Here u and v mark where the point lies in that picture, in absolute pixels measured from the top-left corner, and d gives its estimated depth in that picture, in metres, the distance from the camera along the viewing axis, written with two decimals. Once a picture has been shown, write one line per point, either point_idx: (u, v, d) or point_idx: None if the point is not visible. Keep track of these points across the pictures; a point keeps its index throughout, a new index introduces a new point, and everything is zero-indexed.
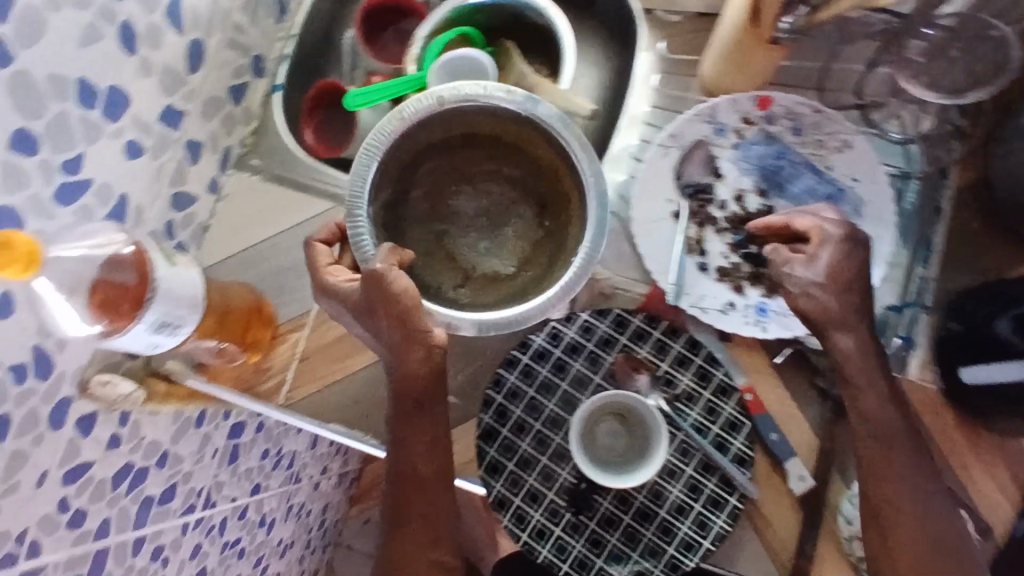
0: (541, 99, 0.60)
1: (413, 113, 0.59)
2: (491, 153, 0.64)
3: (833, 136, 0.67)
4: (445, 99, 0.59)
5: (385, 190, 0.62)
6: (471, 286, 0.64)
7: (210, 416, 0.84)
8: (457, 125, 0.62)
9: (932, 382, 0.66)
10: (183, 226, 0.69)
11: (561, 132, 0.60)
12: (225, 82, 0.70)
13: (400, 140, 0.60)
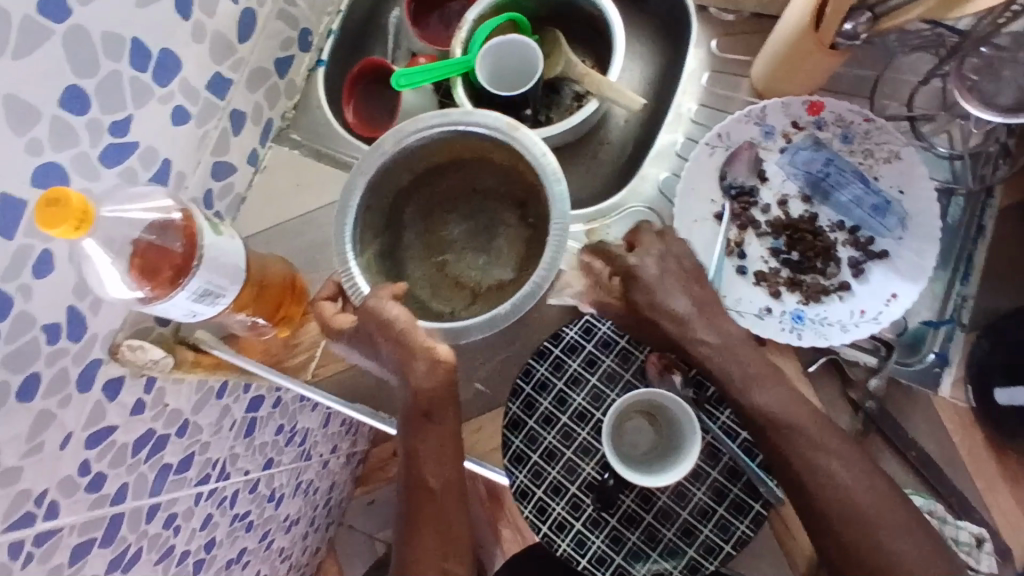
0: (470, 111, 0.63)
1: (372, 166, 0.64)
2: (464, 178, 0.71)
3: (883, 146, 0.66)
4: (393, 146, 0.64)
5: (372, 243, 0.67)
6: (478, 302, 0.68)
7: (231, 388, 0.84)
8: (417, 163, 0.68)
9: (963, 401, 0.65)
10: (221, 197, 0.68)
11: (507, 132, 0.63)
12: (272, 54, 0.70)
13: (372, 190, 0.65)
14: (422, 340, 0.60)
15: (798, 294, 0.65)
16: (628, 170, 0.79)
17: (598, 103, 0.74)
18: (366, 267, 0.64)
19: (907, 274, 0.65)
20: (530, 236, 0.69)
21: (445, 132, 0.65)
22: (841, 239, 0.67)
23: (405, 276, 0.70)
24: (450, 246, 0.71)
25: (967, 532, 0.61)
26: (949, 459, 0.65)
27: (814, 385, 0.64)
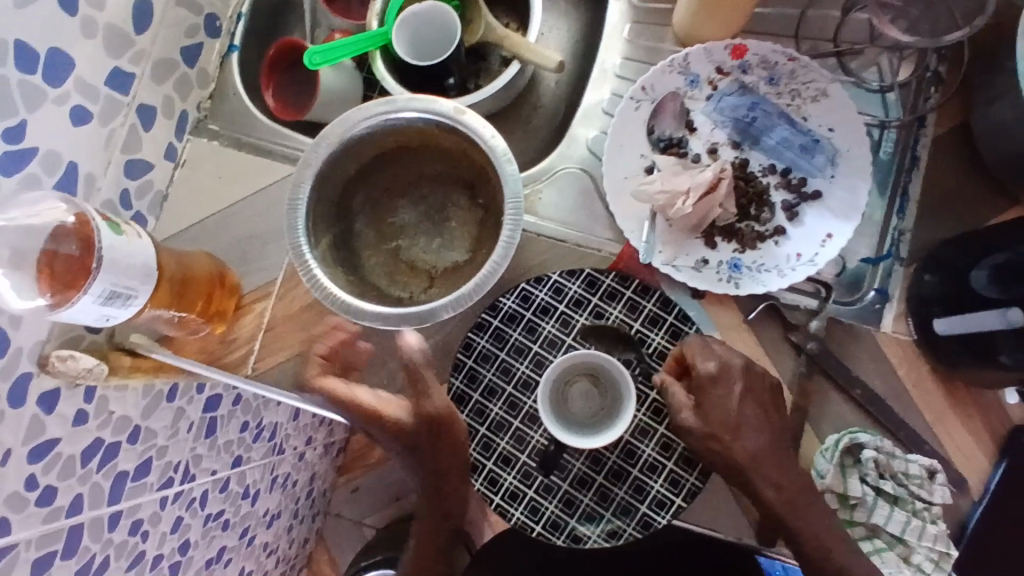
0: (415, 98, 0.61)
1: (317, 158, 0.62)
2: (412, 163, 0.68)
3: (809, 85, 0.65)
4: (337, 137, 0.62)
5: (325, 234, 0.64)
6: (438, 286, 0.67)
7: (182, 390, 0.83)
8: (363, 153, 0.65)
9: (906, 334, 0.64)
10: (139, 195, 0.66)
11: (454, 116, 0.61)
12: (177, 43, 0.67)
13: (319, 184, 0.63)
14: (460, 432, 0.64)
15: (733, 242, 0.65)
16: (560, 132, 0.77)
17: (520, 65, 0.72)
18: (323, 260, 0.62)
19: (839, 213, 0.64)
20: (483, 215, 0.68)
21: (389, 119, 0.63)
22: (773, 183, 0.66)
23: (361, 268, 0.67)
24: (403, 233, 0.68)
25: (918, 465, 0.60)
26: (898, 395, 0.64)
27: (755, 331, 0.64)
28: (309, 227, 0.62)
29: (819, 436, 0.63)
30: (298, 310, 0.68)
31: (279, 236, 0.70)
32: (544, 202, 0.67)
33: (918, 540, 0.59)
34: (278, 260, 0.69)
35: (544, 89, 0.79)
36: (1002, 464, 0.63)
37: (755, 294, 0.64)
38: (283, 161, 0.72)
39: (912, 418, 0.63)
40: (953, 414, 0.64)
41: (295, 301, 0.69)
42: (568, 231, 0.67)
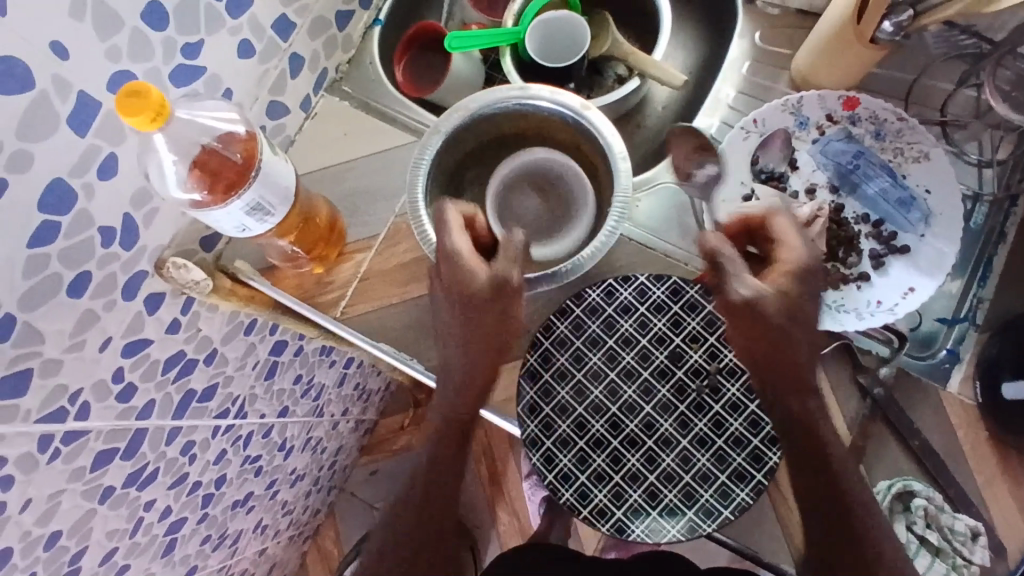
0: (545, 88, 0.66)
1: (448, 127, 0.66)
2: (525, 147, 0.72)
3: (913, 145, 0.68)
4: (469, 110, 0.66)
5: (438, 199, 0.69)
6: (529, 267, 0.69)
7: (259, 326, 0.87)
8: (485, 133, 0.71)
9: (969, 398, 0.66)
10: (273, 134, 0.72)
11: (580, 110, 0.66)
12: (335, 5, 0.73)
13: (442, 152, 0.67)
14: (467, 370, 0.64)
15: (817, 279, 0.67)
16: (660, 151, 0.81)
17: (639, 82, 0.76)
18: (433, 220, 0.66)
19: (925, 269, 0.66)
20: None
21: (520, 102, 0.67)
22: (864, 232, 0.68)
23: None
24: (505, 212, 0.71)
25: (963, 524, 0.63)
26: (953, 454, 0.65)
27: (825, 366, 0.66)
28: (426, 187, 0.66)
29: (870, 479, 0.64)
30: (395, 266, 0.72)
31: (388, 195, 0.74)
32: (642, 209, 0.71)
33: None
34: (385, 216, 0.73)
35: (651, 111, 0.83)
36: None
37: (831, 331, 0.66)
38: (406, 131, 0.77)
39: (963, 479, 0.64)
40: None
41: (392, 258, 0.72)
42: (660, 241, 0.70)
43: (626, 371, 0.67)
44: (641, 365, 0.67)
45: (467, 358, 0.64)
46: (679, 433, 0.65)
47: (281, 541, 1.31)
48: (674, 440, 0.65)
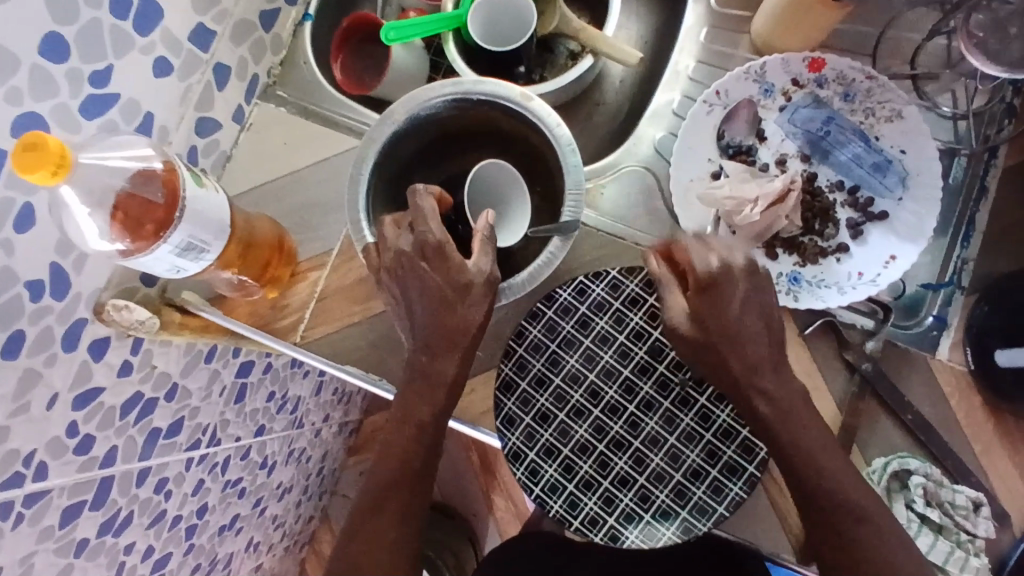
0: (478, 78, 0.62)
1: (381, 139, 0.61)
2: (466, 143, 0.68)
3: (884, 104, 0.65)
4: (400, 116, 0.62)
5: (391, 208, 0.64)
6: None
7: (220, 352, 0.82)
8: (428, 134, 0.66)
9: (961, 364, 0.63)
10: (205, 153, 0.67)
11: (522, 102, 0.61)
12: (257, 5, 0.67)
13: (380, 165, 0.63)
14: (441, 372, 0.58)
15: (795, 255, 0.65)
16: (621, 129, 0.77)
17: (593, 60, 0.72)
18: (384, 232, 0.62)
19: (905, 235, 0.63)
20: (538, 200, 0.68)
21: (457, 100, 0.63)
22: (840, 201, 0.65)
23: None
24: None
25: (964, 496, 0.60)
26: (947, 423, 0.63)
27: (809, 344, 0.63)
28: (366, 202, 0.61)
29: (864, 457, 0.62)
30: (352, 282, 0.67)
31: (337, 206, 0.69)
32: (606, 197, 0.68)
33: (959, 571, 0.59)
34: (338, 229, 0.68)
35: (608, 86, 0.79)
36: None
37: (813, 308, 0.63)
38: (349, 134, 0.71)
39: (959, 447, 0.63)
40: (1001, 448, 0.63)
41: (349, 273, 0.67)
42: (626, 228, 0.67)
43: (607, 371, 0.64)
44: (621, 363, 0.64)
45: (450, 364, 0.58)
46: (665, 431, 0.62)
47: (276, 553, 1.29)
48: (661, 438, 0.62)
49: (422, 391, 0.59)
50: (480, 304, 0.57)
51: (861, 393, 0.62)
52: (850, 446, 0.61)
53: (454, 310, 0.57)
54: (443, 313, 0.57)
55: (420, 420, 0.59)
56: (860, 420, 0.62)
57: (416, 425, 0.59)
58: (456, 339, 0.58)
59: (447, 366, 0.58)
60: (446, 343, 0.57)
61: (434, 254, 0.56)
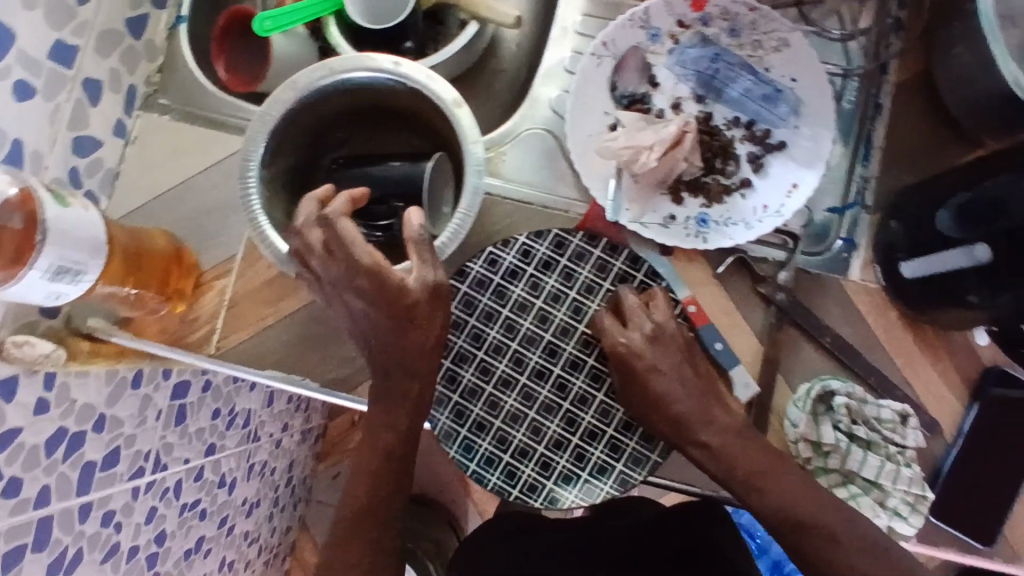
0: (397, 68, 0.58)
1: (279, 110, 0.57)
2: (397, 121, 0.66)
3: (771, 34, 0.64)
4: (300, 85, 0.57)
5: (282, 200, 0.61)
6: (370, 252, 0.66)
7: (148, 376, 0.80)
8: (338, 106, 0.62)
9: (874, 282, 0.64)
10: (88, 174, 0.64)
11: (449, 108, 0.58)
12: (121, 13, 0.64)
13: (278, 136, 0.59)
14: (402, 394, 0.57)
15: (700, 197, 0.65)
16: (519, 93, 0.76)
17: (477, 25, 0.70)
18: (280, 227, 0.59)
19: (804, 162, 0.64)
20: None
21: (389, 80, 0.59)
22: (738, 136, 0.65)
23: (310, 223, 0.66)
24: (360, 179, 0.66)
25: (889, 410, 0.61)
26: (868, 342, 0.63)
27: (724, 284, 0.64)
28: (272, 143, 0.58)
29: (790, 386, 0.62)
30: (261, 285, 0.66)
31: (235, 209, 0.67)
32: (509, 163, 0.67)
33: (893, 484, 0.60)
34: (238, 232, 0.67)
35: (504, 52, 0.78)
36: (975, 408, 0.63)
37: (723, 247, 0.63)
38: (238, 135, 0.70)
39: (883, 363, 0.63)
40: (923, 358, 0.64)
41: (257, 277, 0.66)
42: (535, 192, 0.67)
43: (527, 337, 0.63)
44: (542, 329, 0.63)
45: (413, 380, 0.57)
46: (593, 389, 0.62)
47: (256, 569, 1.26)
48: (589, 397, 0.62)
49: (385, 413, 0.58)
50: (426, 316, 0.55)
51: (779, 323, 0.63)
52: (773, 377, 0.62)
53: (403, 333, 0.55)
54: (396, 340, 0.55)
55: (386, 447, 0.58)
56: (780, 351, 0.62)
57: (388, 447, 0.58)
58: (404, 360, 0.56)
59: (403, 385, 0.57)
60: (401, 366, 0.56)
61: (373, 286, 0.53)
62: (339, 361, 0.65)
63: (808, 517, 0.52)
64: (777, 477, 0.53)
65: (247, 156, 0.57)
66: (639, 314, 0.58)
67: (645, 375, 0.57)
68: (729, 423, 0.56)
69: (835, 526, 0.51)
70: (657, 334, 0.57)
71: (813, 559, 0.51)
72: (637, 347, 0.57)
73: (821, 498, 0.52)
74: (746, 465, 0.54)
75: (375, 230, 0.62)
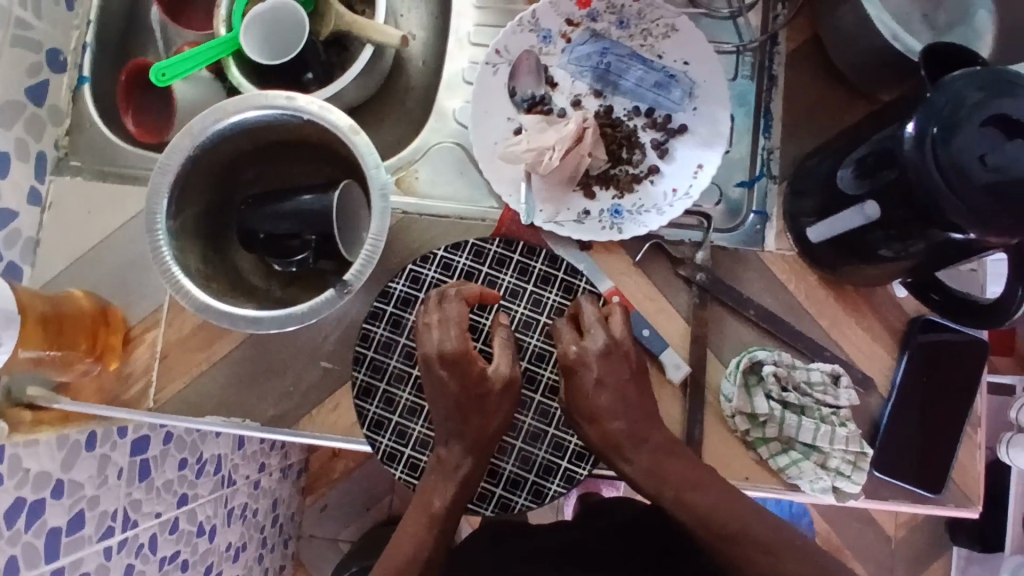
0: (291, 100, 0.58)
1: (177, 160, 0.58)
2: (309, 152, 0.66)
3: (657, 22, 0.66)
4: (195, 131, 0.58)
5: (194, 247, 0.61)
6: (296, 286, 0.66)
7: None
8: (241, 144, 0.62)
9: (790, 249, 0.65)
10: (8, 245, 0.64)
11: (346, 135, 0.57)
12: (19, 83, 0.65)
13: (181, 184, 0.59)
14: (478, 428, 0.57)
15: (612, 189, 0.65)
16: (429, 107, 0.76)
17: (373, 48, 0.71)
18: (196, 273, 0.60)
19: (706, 141, 0.65)
20: None
21: (285, 113, 0.59)
22: (640, 125, 0.66)
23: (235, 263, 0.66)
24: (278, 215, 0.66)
25: (819, 372, 0.62)
26: (792, 308, 0.65)
27: (645, 270, 0.65)
28: (176, 193, 0.59)
29: (722, 361, 0.63)
30: (191, 331, 0.67)
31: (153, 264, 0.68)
32: (422, 180, 0.68)
33: (831, 445, 0.60)
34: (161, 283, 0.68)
35: (412, 69, 0.78)
36: (905, 358, 0.64)
37: (638, 235, 0.64)
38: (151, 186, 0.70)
39: (810, 327, 0.64)
40: (849, 317, 0.65)
41: (186, 323, 0.67)
42: (451, 205, 0.67)
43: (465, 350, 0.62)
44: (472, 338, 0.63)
45: (495, 416, 0.57)
46: (530, 391, 0.63)
47: None
48: (527, 399, 0.63)
49: (435, 481, 0.57)
50: (499, 406, 0.57)
51: (702, 302, 0.63)
52: (703, 355, 0.62)
53: (482, 387, 0.56)
54: (473, 394, 0.56)
55: (431, 512, 0.56)
56: (707, 328, 0.63)
57: (428, 515, 0.56)
58: (465, 432, 0.57)
59: (452, 457, 0.57)
60: (464, 438, 0.57)
61: (452, 365, 0.56)
62: (278, 397, 0.65)
63: (731, 524, 0.52)
64: (705, 489, 0.54)
65: (151, 210, 0.57)
66: (598, 327, 0.57)
67: (586, 386, 0.56)
68: (660, 440, 0.56)
69: (764, 534, 0.52)
70: (610, 351, 0.56)
71: (745, 564, 0.51)
72: (588, 358, 0.56)
73: (750, 509, 0.53)
74: (677, 480, 0.55)
75: (291, 264, 0.62)
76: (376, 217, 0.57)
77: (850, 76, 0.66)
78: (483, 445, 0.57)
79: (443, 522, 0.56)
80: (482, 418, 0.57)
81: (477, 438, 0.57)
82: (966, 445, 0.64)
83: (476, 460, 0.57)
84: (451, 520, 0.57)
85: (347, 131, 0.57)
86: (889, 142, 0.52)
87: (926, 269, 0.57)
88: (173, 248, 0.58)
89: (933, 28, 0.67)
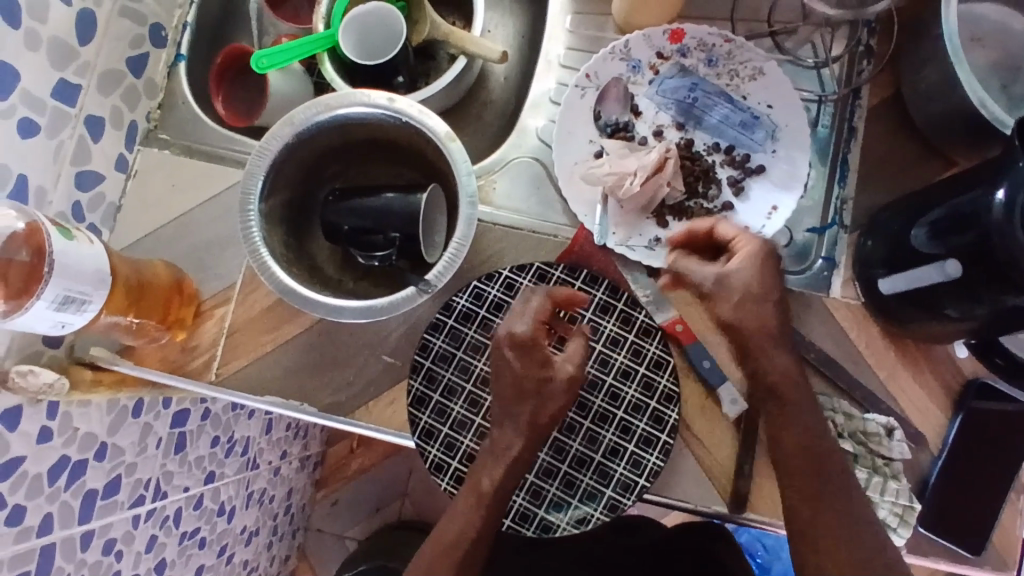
0: (394, 99, 0.60)
1: (277, 146, 0.60)
2: (394, 153, 0.68)
3: (746, 64, 0.68)
4: (296, 121, 0.60)
5: (278, 231, 0.63)
6: (368, 280, 0.68)
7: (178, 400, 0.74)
8: (335, 139, 0.64)
9: (854, 298, 0.66)
10: (91, 208, 0.66)
11: (442, 141, 0.60)
12: (121, 53, 0.68)
13: (275, 172, 0.61)
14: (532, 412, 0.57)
15: (685, 221, 0.67)
16: (509, 121, 0.78)
17: (465, 60, 0.73)
18: (278, 255, 0.61)
19: (783, 184, 0.66)
20: None
21: (383, 114, 0.61)
22: (719, 161, 0.68)
23: (313, 253, 0.68)
24: None
25: (875, 423, 0.63)
26: (851, 356, 0.65)
27: None
28: (270, 177, 0.61)
29: None
30: (259, 313, 0.68)
31: (233, 241, 0.70)
32: (499, 192, 0.70)
33: (881, 495, 0.60)
34: (236, 263, 0.69)
35: (494, 84, 0.81)
36: (958, 419, 0.64)
37: None
38: (235, 167, 0.72)
39: (865, 377, 0.65)
40: (905, 372, 0.65)
41: (255, 304, 0.69)
42: (524, 218, 0.69)
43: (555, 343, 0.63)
44: None
45: (557, 401, 0.57)
46: (580, 416, 0.63)
47: None
48: (577, 424, 0.63)
49: (486, 461, 0.58)
50: (558, 396, 0.57)
51: None
52: None
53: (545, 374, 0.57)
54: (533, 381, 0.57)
55: (479, 490, 0.57)
56: None
57: (492, 497, 0.57)
58: (518, 415, 0.57)
59: (504, 439, 0.58)
60: (515, 419, 0.57)
61: (519, 347, 0.57)
62: (337, 385, 0.67)
63: None
64: None
65: (246, 191, 0.59)
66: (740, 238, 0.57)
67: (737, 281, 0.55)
68: None
69: None
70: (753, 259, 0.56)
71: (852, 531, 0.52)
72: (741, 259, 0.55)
73: None
74: None
75: (372, 258, 0.64)
76: (463, 222, 0.58)
77: (930, 136, 0.67)
78: (537, 429, 0.57)
79: (489, 498, 0.57)
80: (540, 405, 0.57)
81: (530, 422, 0.57)
82: (1009, 508, 0.64)
83: (527, 443, 0.57)
84: (495, 506, 0.57)
85: (443, 138, 0.60)
86: (972, 207, 0.53)
87: (991, 333, 0.58)
88: (262, 230, 0.60)
89: (1010, 99, 0.68)
